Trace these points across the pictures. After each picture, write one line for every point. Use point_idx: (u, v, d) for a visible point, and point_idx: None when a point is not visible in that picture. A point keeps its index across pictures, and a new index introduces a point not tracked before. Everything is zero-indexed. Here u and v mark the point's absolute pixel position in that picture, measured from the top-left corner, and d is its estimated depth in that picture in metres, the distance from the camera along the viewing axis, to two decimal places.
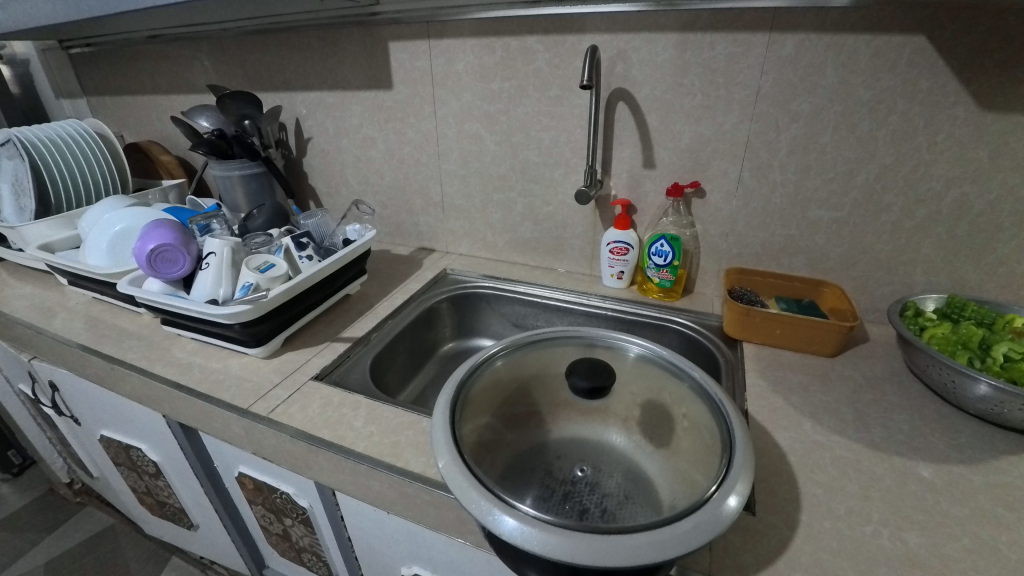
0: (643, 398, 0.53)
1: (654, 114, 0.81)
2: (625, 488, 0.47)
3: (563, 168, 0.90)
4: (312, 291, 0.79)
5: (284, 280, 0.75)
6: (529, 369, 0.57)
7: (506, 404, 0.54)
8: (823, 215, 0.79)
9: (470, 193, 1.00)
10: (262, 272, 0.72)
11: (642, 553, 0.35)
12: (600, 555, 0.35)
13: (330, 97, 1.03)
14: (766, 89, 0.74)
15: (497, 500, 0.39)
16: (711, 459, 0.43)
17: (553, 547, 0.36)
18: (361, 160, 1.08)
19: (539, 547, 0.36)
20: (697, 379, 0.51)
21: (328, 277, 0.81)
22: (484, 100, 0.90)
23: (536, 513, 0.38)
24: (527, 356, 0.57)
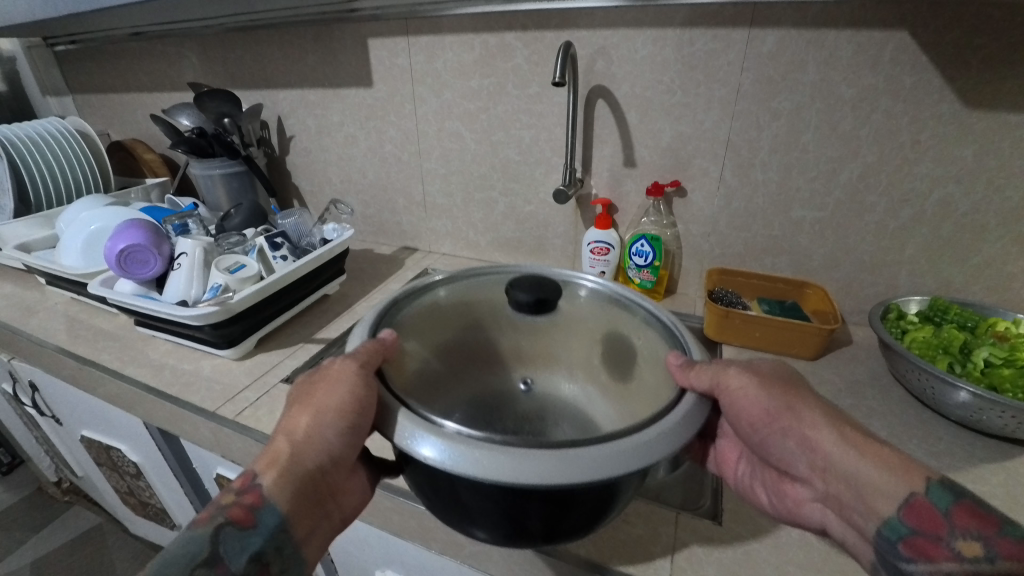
0: (596, 327, 0.50)
1: (634, 112, 0.79)
2: (566, 420, 0.44)
3: (543, 167, 0.88)
4: (286, 292, 0.77)
5: (257, 281, 0.74)
6: (473, 301, 0.53)
7: (440, 337, 0.50)
8: (806, 215, 0.77)
9: (452, 192, 0.99)
10: (232, 273, 0.71)
11: (586, 469, 0.33)
12: (542, 472, 0.32)
13: (311, 94, 1.02)
14: (746, 86, 0.72)
15: (428, 424, 0.36)
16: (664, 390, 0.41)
17: (483, 464, 0.33)
18: (344, 158, 1.07)
19: (478, 470, 0.33)
20: (653, 312, 0.51)
21: (303, 278, 0.80)
22: (464, 97, 0.88)
23: (462, 431, 0.35)
24: (470, 286, 0.54)
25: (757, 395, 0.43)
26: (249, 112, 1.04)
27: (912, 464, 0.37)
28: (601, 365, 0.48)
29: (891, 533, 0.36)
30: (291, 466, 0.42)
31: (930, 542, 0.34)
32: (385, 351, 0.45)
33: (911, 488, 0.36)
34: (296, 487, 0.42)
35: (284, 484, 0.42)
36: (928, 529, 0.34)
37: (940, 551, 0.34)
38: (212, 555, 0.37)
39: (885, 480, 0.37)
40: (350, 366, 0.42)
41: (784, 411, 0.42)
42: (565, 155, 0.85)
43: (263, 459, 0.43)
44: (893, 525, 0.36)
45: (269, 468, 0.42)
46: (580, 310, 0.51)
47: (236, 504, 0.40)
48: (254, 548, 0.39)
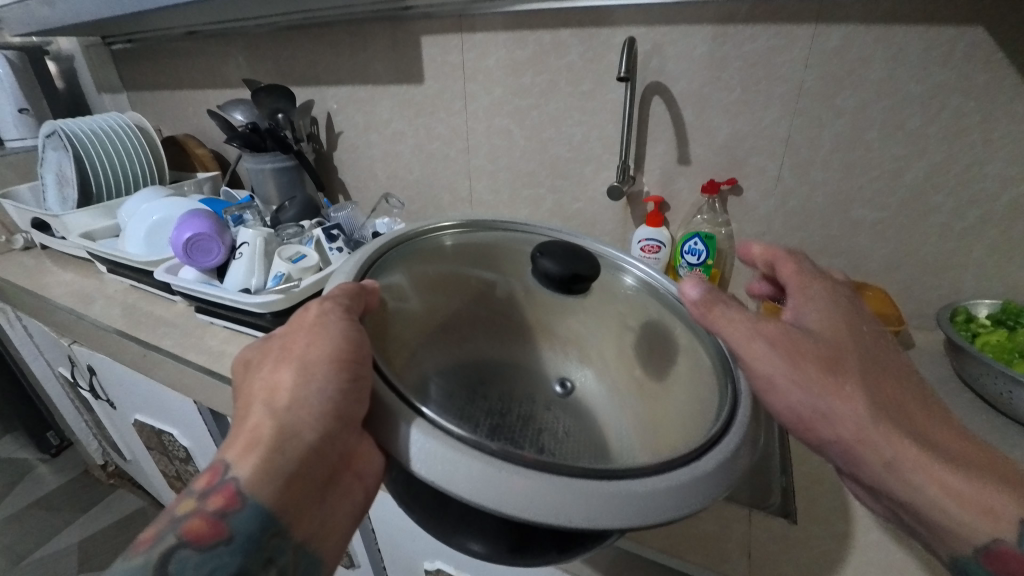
0: (604, 298, 0.53)
1: (690, 108, 0.78)
2: (563, 413, 0.46)
3: (593, 164, 0.88)
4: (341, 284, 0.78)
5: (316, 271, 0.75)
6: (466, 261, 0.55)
7: (424, 282, 0.52)
8: (867, 215, 0.76)
9: (498, 189, 1.00)
10: (294, 262, 0.72)
11: (579, 515, 0.33)
12: (528, 507, 0.33)
13: (361, 91, 1.04)
14: (809, 83, 0.71)
15: (429, 428, 0.36)
16: (701, 418, 0.42)
17: (452, 474, 0.34)
18: (390, 155, 1.08)
19: (448, 479, 0.34)
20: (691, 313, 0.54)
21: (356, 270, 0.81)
22: (515, 94, 0.89)
23: (442, 426, 0.36)
24: (477, 238, 0.58)
25: (779, 356, 0.38)
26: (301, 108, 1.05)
27: (1006, 507, 0.34)
28: (620, 359, 0.50)
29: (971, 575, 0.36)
30: (274, 447, 0.41)
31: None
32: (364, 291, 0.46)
33: (994, 534, 0.34)
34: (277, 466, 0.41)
35: (265, 464, 0.40)
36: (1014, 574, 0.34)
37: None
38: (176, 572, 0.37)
39: (964, 519, 0.34)
40: (342, 318, 0.43)
41: (827, 408, 0.37)
42: (618, 152, 0.85)
43: (235, 449, 0.41)
44: (968, 566, 0.35)
45: (244, 457, 0.40)
46: (604, 292, 0.54)
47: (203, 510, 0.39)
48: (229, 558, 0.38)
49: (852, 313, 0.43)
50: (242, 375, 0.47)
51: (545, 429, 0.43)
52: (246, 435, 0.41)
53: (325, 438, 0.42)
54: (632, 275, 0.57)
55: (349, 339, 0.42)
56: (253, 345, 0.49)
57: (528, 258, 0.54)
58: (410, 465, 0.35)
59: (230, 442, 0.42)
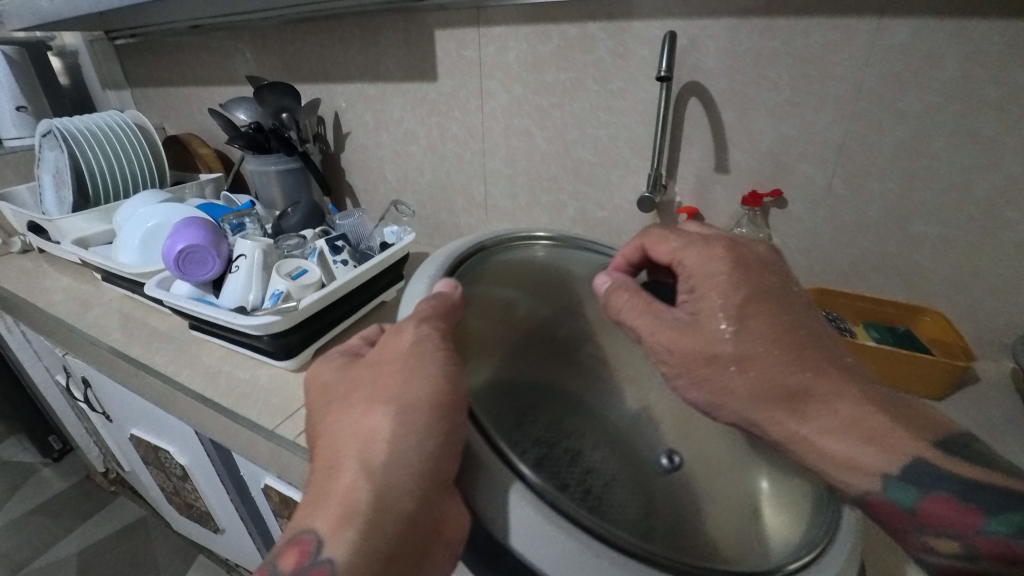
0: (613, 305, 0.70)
1: (731, 111, 0.71)
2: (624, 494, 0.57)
3: (620, 170, 0.81)
4: (346, 299, 0.72)
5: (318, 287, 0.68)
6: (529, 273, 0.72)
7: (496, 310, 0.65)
8: (928, 231, 0.68)
9: (516, 194, 0.93)
10: (293, 279, 0.66)
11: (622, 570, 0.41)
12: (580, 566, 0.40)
13: (371, 89, 0.97)
14: (868, 84, 0.63)
15: (529, 494, 0.43)
16: (788, 503, 0.50)
17: (524, 533, 0.42)
18: (402, 156, 1.01)
19: (518, 538, 0.42)
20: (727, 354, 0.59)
21: (363, 285, 0.74)
22: (536, 93, 0.82)
23: (524, 486, 0.44)
24: (559, 256, 0.73)
25: (677, 360, 0.49)
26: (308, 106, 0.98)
27: (872, 453, 0.39)
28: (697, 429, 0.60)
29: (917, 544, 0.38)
30: (373, 500, 0.44)
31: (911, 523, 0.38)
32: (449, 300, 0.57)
33: (868, 488, 0.39)
34: (382, 513, 0.44)
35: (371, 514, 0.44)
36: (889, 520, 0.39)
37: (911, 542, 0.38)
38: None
39: (838, 476, 0.41)
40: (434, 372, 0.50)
41: (727, 394, 0.46)
42: (648, 158, 0.77)
43: (338, 503, 0.45)
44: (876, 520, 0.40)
45: (347, 508, 0.44)
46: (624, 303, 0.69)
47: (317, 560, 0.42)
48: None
49: (740, 269, 0.49)
50: (322, 405, 0.52)
51: (589, 472, 0.59)
52: (348, 486, 0.45)
53: (416, 508, 0.44)
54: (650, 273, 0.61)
55: (439, 380, 0.50)
56: (337, 367, 0.56)
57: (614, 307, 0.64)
58: (512, 541, 0.42)
59: (330, 494, 0.45)
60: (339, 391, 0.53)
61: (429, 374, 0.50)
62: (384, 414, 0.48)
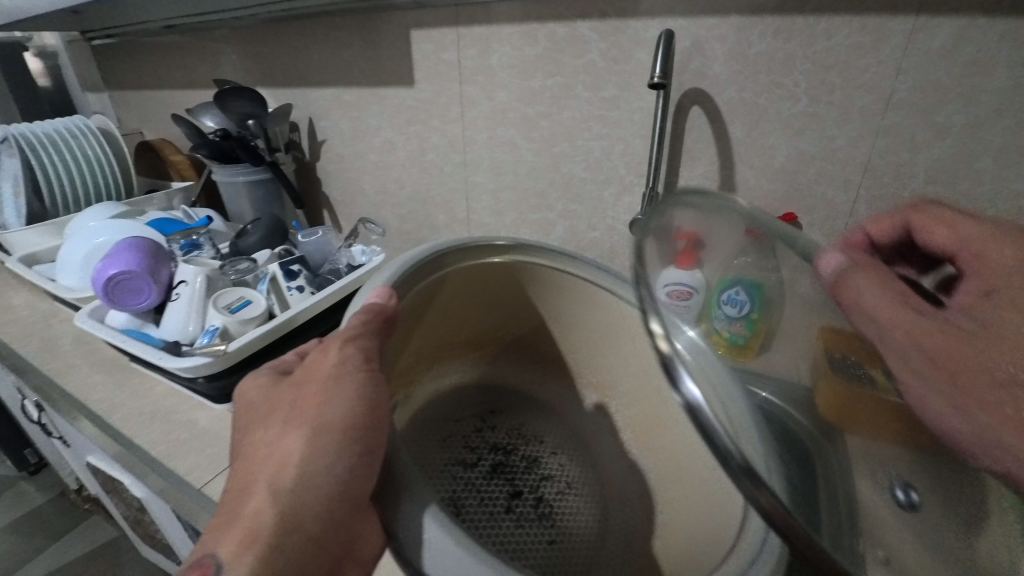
0: (598, 325, 0.65)
1: (739, 122, 0.62)
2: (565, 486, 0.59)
3: (615, 187, 0.72)
4: (295, 334, 0.64)
5: (265, 320, 0.61)
6: (496, 283, 0.65)
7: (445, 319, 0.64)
8: None
9: (501, 211, 0.84)
10: (234, 312, 0.58)
11: None
12: None
13: (346, 94, 0.89)
14: (900, 94, 0.54)
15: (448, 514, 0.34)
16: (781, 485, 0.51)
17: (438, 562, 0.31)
18: (380, 167, 0.92)
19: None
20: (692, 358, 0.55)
21: (316, 316, 0.66)
22: (522, 100, 0.73)
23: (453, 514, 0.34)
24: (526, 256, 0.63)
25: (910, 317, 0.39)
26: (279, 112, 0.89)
27: None
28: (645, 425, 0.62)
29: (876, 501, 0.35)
30: (280, 529, 0.36)
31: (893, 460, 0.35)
32: (383, 318, 0.47)
33: None
34: (295, 546, 0.37)
35: (282, 544, 0.36)
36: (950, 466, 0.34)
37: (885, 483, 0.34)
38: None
39: None
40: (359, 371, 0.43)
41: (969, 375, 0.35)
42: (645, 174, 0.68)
43: (239, 528, 0.36)
44: None
45: (251, 536, 0.35)
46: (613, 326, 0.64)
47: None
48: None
49: None
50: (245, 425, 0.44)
51: (544, 478, 0.59)
52: (253, 509, 0.37)
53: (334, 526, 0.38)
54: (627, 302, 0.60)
55: (367, 396, 0.42)
56: (264, 384, 0.47)
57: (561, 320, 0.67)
58: (421, 563, 0.32)
59: (234, 517, 0.37)
60: (262, 408, 0.44)
61: (353, 389, 0.42)
62: (301, 429, 0.40)
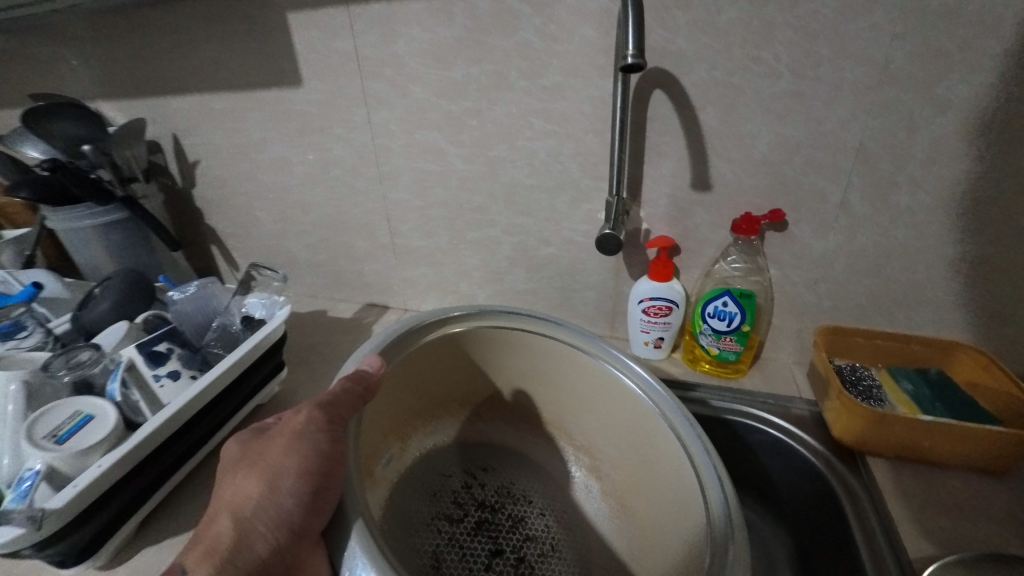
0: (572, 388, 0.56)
1: (712, 107, 0.51)
2: (555, 549, 0.50)
3: (568, 193, 0.60)
4: (167, 446, 0.45)
5: (121, 437, 0.42)
6: (481, 347, 0.56)
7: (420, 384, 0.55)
8: (967, 253, 0.52)
9: (433, 231, 0.69)
10: (65, 441, 0.40)
11: None
12: None
13: (215, 101, 0.69)
14: (897, 64, 0.46)
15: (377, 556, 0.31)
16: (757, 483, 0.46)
17: None
18: (275, 190, 0.74)
19: None
20: (638, 391, 0.49)
21: (199, 412, 0.48)
22: (443, 96, 0.59)
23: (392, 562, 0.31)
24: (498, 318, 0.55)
25: None
26: (131, 131, 0.67)
27: None
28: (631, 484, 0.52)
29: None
30: (235, 553, 0.33)
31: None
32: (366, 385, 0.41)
33: None
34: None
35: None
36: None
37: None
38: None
39: None
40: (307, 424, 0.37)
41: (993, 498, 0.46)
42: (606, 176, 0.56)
43: (201, 545, 0.33)
44: None
45: (204, 557, 0.32)
46: (597, 386, 0.54)
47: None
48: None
49: None
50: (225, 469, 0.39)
51: (527, 538, 0.51)
52: (217, 533, 0.33)
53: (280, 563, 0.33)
54: (607, 364, 0.52)
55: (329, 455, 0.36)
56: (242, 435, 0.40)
57: (542, 376, 0.57)
58: None
59: (201, 534, 0.34)
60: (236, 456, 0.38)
61: (315, 449, 0.36)
62: (260, 471, 0.35)
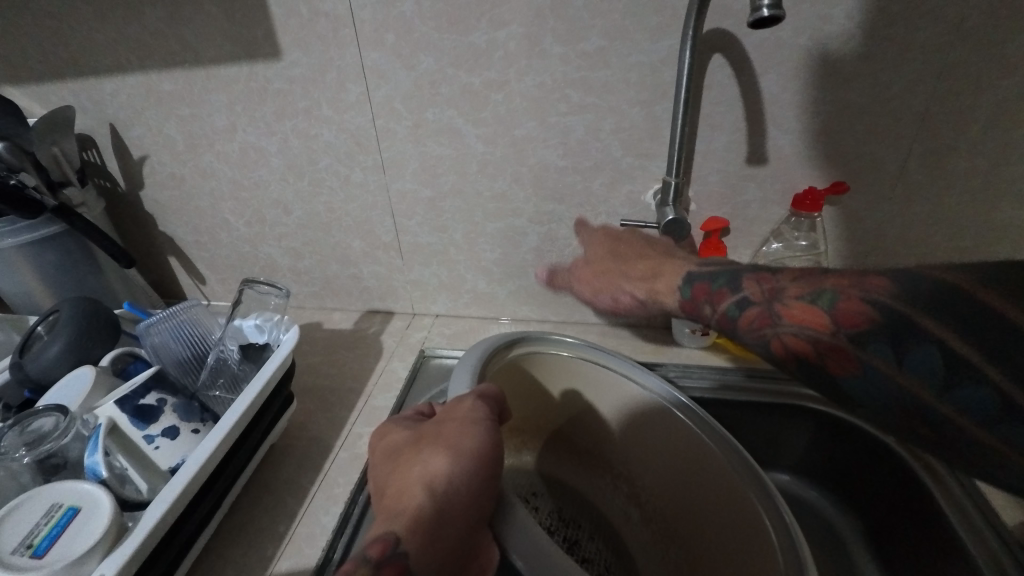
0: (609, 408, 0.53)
1: (773, 73, 0.47)
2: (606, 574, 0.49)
3: (607, 174, 0.54)
4: (175, 531, 0.36)
5: (118, 533, 0.33)
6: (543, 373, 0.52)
7: None
8: (1016, 216, 0.51)
9: (444, 225, 0.61)
10: (43, 553, 0.31)
11: None
12: None
13: (164, 81, 0.56)
14: (971, 19, 0.43)
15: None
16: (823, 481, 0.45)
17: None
18: (247, 187, 0.62)
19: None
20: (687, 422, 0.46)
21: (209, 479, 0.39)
22: (461, 67, 0.50)
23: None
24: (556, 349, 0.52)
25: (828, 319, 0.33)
26: (62, 126, 0.54)
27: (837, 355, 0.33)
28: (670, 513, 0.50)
29: (964, 405, 0.27)
30: (440, 525, 0.31)
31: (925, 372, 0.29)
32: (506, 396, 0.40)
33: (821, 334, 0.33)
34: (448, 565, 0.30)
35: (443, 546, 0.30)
36: (919, 321, 0.29)
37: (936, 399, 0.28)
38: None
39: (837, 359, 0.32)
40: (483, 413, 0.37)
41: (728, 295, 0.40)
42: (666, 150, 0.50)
43: (407, 515, 0.31)
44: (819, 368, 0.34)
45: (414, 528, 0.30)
46: (644, 419, 0.50)
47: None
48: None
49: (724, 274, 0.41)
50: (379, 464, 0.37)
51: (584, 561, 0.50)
52: (417, 508, 0.32)
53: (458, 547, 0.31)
54: (653, 393, 0.49)
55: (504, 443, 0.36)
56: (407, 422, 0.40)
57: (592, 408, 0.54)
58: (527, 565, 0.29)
59: (397, 509, 0.32)
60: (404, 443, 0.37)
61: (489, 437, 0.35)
62: (447, 447, 0.34)
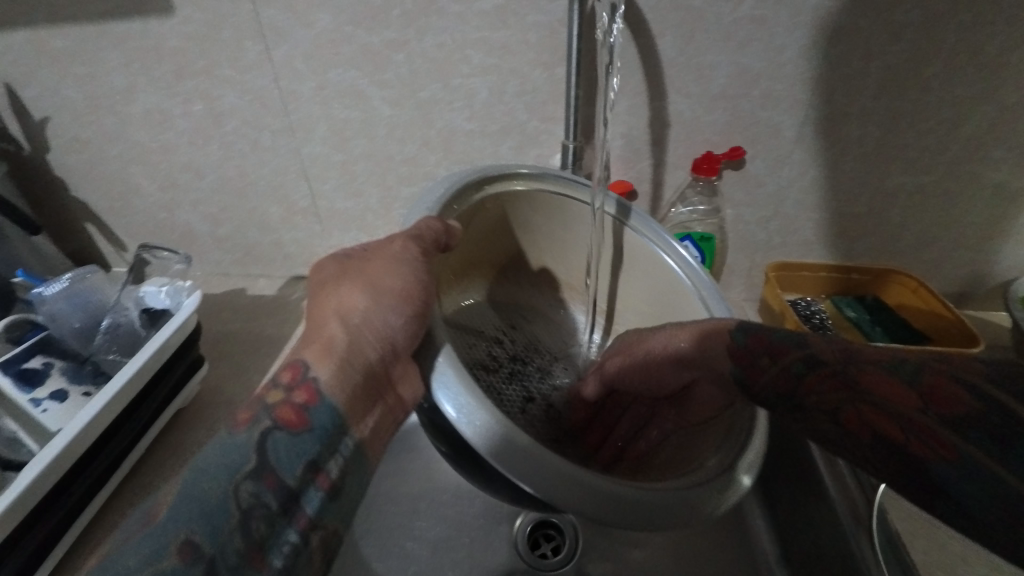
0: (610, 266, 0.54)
1: (670, 35, 0.47)
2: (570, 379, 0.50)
3: (515, 138, 0.54)
4: (59, 493, 0.37)
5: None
6: (536, 214, 0.50)
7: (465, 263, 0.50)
8: (904, 182, 0.53)
9: (359, 190, 0.60)
10: None
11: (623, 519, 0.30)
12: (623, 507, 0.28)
13: (54, 38, 0.53)
14: None
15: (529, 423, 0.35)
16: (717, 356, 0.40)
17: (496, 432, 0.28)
18: (156, 150, 0.61)
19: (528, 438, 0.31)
20: (676, 269, 0.46)
21: (97, 442, 0.40)
22: (359, 25, 0.49)
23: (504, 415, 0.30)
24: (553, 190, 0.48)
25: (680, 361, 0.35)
26: None
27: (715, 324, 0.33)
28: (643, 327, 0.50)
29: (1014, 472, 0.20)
30: (351, 353, 0.31)
31: (896, 459, 0.24)
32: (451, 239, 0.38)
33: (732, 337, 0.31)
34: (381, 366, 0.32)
35: (349, 375, 0.30)
36: (882, 392, 0.24)
37: (922, 462, 0.23)
38: (260, 462, 0.26)
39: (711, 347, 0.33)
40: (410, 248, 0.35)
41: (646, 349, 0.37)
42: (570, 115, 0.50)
43: (318, 342, 0.31)
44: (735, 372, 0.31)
45: (325, 356, 0.30)
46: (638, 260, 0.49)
47: (284, 402, 0.28)
48: (311, 453, 0.27)
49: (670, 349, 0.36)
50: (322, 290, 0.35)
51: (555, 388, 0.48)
52: (331, 335, 0.31)
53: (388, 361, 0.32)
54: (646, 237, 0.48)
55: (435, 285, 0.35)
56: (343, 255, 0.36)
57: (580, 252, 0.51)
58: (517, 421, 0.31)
59: (313, 335, 0.32)
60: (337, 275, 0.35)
61: (415, 274, 0.34)
62: (368, 283, 0.33)
